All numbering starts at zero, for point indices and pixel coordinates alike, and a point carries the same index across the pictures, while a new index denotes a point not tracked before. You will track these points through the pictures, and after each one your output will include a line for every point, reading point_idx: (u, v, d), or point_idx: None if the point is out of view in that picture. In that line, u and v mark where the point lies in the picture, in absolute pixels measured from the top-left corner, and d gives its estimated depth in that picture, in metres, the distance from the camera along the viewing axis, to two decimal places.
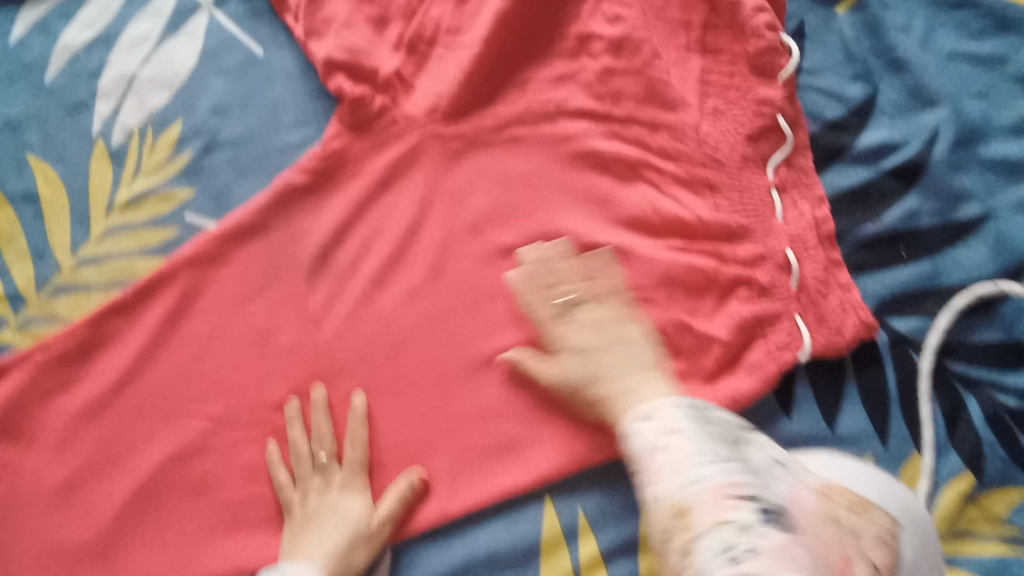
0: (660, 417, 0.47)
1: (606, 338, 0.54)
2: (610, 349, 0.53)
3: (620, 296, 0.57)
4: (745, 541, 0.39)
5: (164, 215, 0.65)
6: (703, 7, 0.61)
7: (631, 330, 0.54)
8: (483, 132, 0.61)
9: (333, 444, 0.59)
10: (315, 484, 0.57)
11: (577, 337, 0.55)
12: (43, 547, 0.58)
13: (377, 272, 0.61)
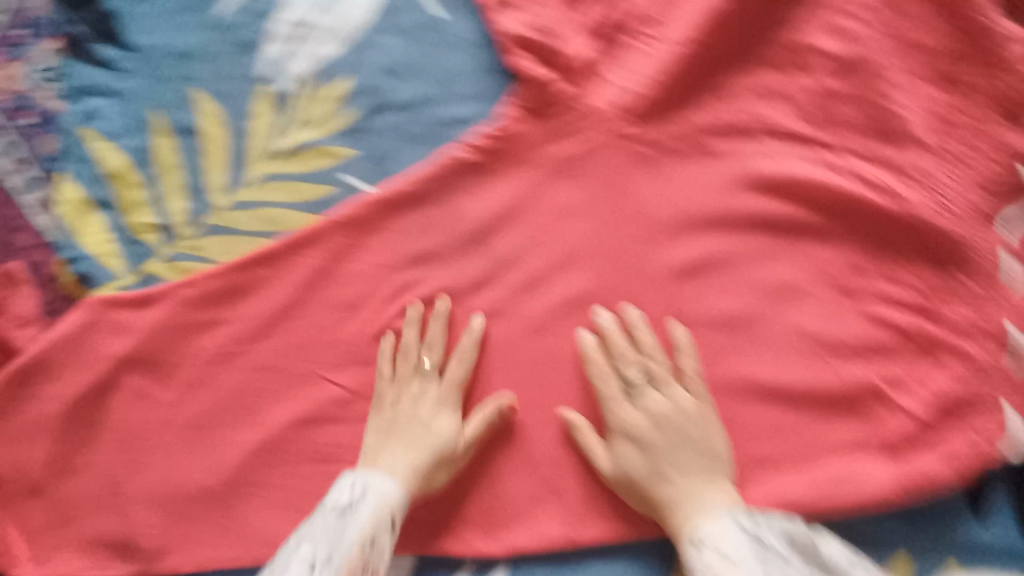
0: (713, 540, 0.46)
1: (674, 431, 0.51)
2: (676, 451, 0.51)
3: (803, 339, 0.53)
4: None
5: (323, 171, 0.62)
6: (957, 36, 0.55)
7: (698, 426, 0.51)
8: (675, 140, 0.57)
9: (440, 354, 0.58)
10: (412, 390, 0.56)
11: (642, 424, 0.52)
12: (169, 480, 0.60)
13: (536, 270, 0.58)
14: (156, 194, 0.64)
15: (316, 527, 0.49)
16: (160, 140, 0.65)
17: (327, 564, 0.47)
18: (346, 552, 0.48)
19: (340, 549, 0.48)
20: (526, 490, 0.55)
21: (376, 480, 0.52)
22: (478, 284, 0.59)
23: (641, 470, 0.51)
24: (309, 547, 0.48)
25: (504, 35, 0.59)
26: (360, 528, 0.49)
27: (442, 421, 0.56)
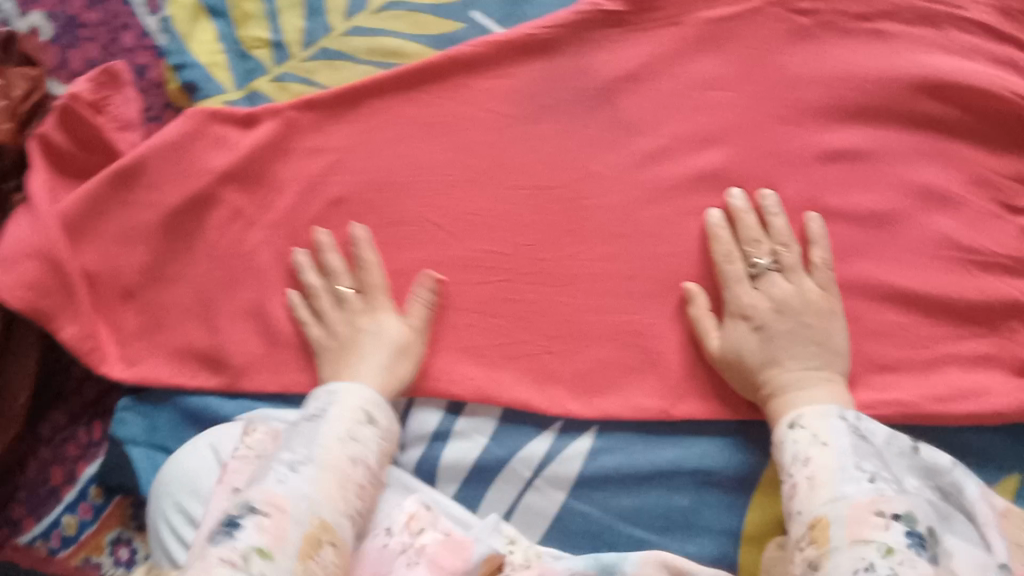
0: (812, 424, 0.45)
1: (796, 322, 0.49)
2: (797, 343, 0.48)
3: (952, 251, 0.50)
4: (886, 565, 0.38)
5: (449, 6, 0.61)
6: None
7: (821, 321, 0.49)
8: (844, 17, 0.53)
9: (346, 271, 0.57)
10: (359, 307, 0.55)
11: (761, 305, 0.49)
12: (261, 302, 0.59)
13: (664, 140, 0.54)
14: (272, 10, 0.63)
15: (289, 433, 0.48)
16: None
17: (312, 461, 0.45)
18: (324, 447, 0.46)
19: (314, 445, 0.46)
20: (620, 364, 0.54)
21: (346, 387, 0.50)
22: (601, 145, 0.55)
23: (755, 356, 0.49)
24: (290, 450, 0.46)
25: None
26: (336, 425, 0.48)
27: (388, 322, 0.54)
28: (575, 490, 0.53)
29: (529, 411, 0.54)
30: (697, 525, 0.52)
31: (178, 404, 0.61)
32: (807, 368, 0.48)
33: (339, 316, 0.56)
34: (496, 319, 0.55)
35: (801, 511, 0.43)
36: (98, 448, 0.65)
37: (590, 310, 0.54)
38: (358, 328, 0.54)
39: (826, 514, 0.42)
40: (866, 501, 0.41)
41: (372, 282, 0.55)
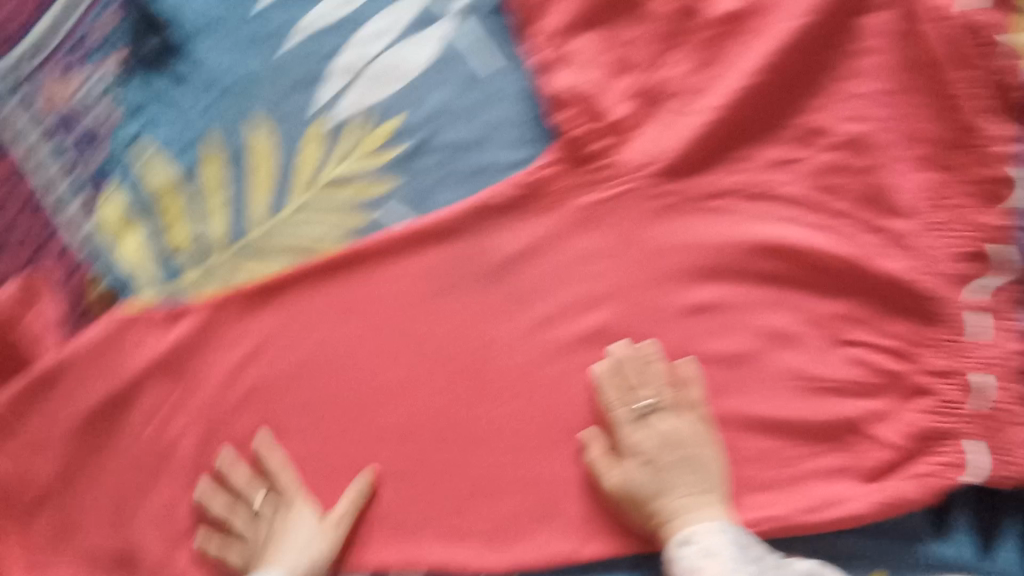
0: (704, 536, 0.53)
1: (677, 454, 0.57)
2: (680, 472, 0.56)
3: (806, 384, 0.59)
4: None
5: (365, 202, 0.64)
6: (942, 121, 0.58)
7: (699, 452, 0.57)
8: (691, 197, 0.62)
9: (263, 481, 0.61)
10: (268, 513, 0.60)
11: (647, 443, 0.57)
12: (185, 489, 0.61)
13: (551, 309, 0.62)
14: (198, 212, 0.65)
15: None
16: (208, 161, 0.66)
17: None
18: None
19: None
20: (530, 510, 0.59)
21: None
22: (499, 316, 0.62)
23: (647, 489, 0.56)
24: None
25: (552, 92, 0.63)
26: None
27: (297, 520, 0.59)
28: None
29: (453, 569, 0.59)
30: None
31: None
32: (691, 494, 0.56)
33: (257, 526, 0.60)
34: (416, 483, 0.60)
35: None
36: None
37: (497, 463, 0.60)
38: (275, 533, 0.59)
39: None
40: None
41: (286, 486, 0.60)
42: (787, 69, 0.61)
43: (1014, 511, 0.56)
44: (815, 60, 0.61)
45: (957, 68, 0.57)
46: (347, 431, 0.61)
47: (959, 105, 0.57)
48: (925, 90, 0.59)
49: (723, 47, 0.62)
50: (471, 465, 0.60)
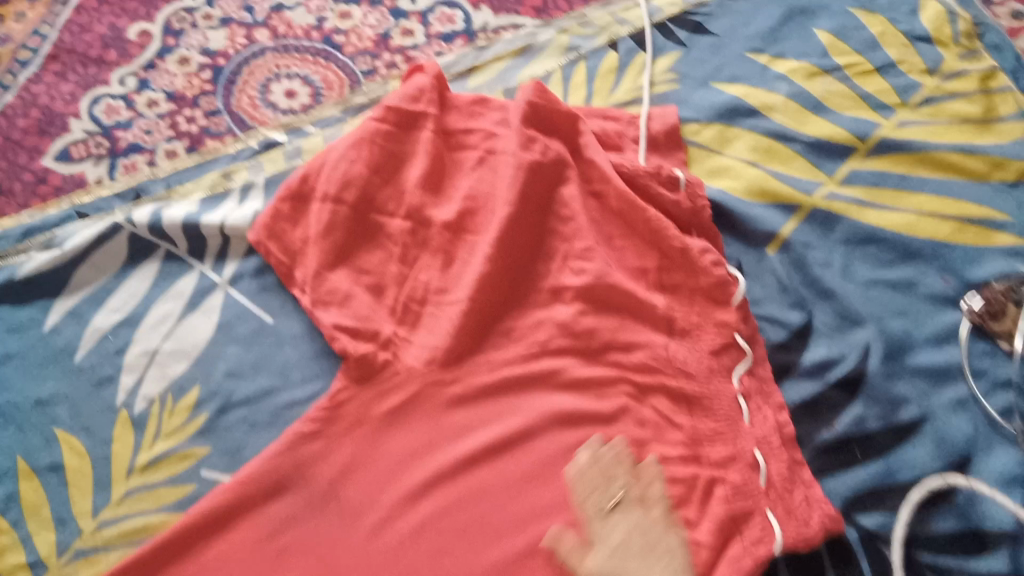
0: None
1: (642, 544, 0.60)
2: (648, 562, 0.59)
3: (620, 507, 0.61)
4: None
5: (182, 473, 0.69)
6: (655, 254, 0.70)
7: (666, 544, 0.60)
8: (477, 375, 0.69)
9: None
10: None
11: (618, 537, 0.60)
12: None
13: (383, 513, 0.65)
14: (23, 533, 0.67)
15: None
16: (23, 483, 0.69)
17: None
18: None
19: None
20: None
21: None
22: (337, 537, 0.65)
23: (625, 564, 0.59)
24: None
25: (325, 328, 0.71)
26: None
27: None
28: None
29: None
30: None
31: None
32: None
33: None
34: None
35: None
36: None
37: None
38: None
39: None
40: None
41: None
42: (518, 247, 0.71)
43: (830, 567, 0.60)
44: (537, 235, 0.72)
45: (651, 210, 0.70)
46: None
47: (666, 236, 0.69)
48: (634, 231, 0.71)
49: (455, 248, 0.74)
50: None
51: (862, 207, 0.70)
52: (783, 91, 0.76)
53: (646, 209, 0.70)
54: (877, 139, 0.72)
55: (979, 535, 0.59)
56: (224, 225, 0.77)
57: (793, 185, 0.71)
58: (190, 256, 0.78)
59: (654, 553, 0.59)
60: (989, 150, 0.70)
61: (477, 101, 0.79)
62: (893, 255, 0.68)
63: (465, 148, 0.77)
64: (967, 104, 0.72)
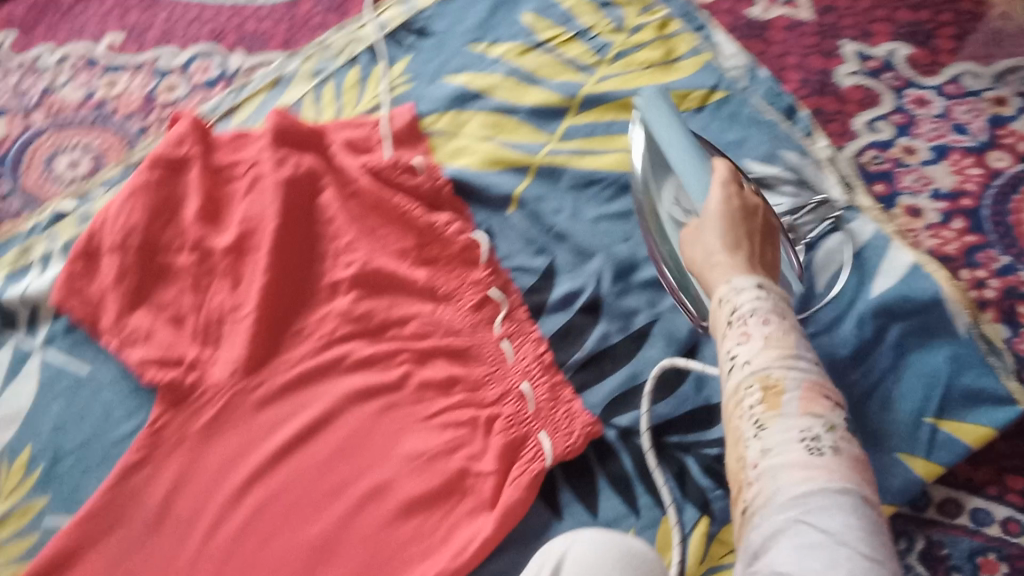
0: (768, 295, 0.57)
1: (757, 224, 0.64)
2: (739, 235, 0.62)
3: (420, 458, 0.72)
4: (828, 439, 0.48)
5: (25, 525, 0.75)
6: (413, 234, 0.79)
7: (755, 235, 0.63)
8: (278, 376, 0.77)
9: None
10: None
11: (728, 202, 0.65)
12: None
13: (212, 514, 0.73)
14: None
15: None
16: None
17: None
18: None
19: None
20: None
21: None
22: (176, 545, 0.73)
23: (710, 228, 0.63)
24: None
25: (134, 364, 0.78)
26: None
27: None
28: None
29: None
30: None
31: None
32: (726, 262, 0.61)
33: None
34: None
35: (752, 365, 0.53)
36: None
37: None
38: None
39: (781, 382, 0.51)
40: (813, 383, 0.51)
41: None
42: (292, 256, 0.80)
43: (594, 464, 0.70)
44: (309, 242, 0.80)
45: (396, 197, 0.80)
46: None
47: (412, 218, 0.79)
48: (392, 219, 0.80)
49: (240, 268, 0.81)
50: None
51: (582, 155, 0.81)
52: (501, 72, 0.87)
53: (394, 197, 0.79)
54: (582, 96, 0.83)
55: (709, 409, 0.70)
56: (26, 296, 0.83)
57: (520, 149, 0.82)
58: (4, 329, 0.83)
59: (751, 237, 0.63)
60: (673, 86, 0.82)
61: (238, 135, 0.87)
62: (611, 191, 0.79)
63: (235, 180, 0.85)
64: (649, 51, 0.85)
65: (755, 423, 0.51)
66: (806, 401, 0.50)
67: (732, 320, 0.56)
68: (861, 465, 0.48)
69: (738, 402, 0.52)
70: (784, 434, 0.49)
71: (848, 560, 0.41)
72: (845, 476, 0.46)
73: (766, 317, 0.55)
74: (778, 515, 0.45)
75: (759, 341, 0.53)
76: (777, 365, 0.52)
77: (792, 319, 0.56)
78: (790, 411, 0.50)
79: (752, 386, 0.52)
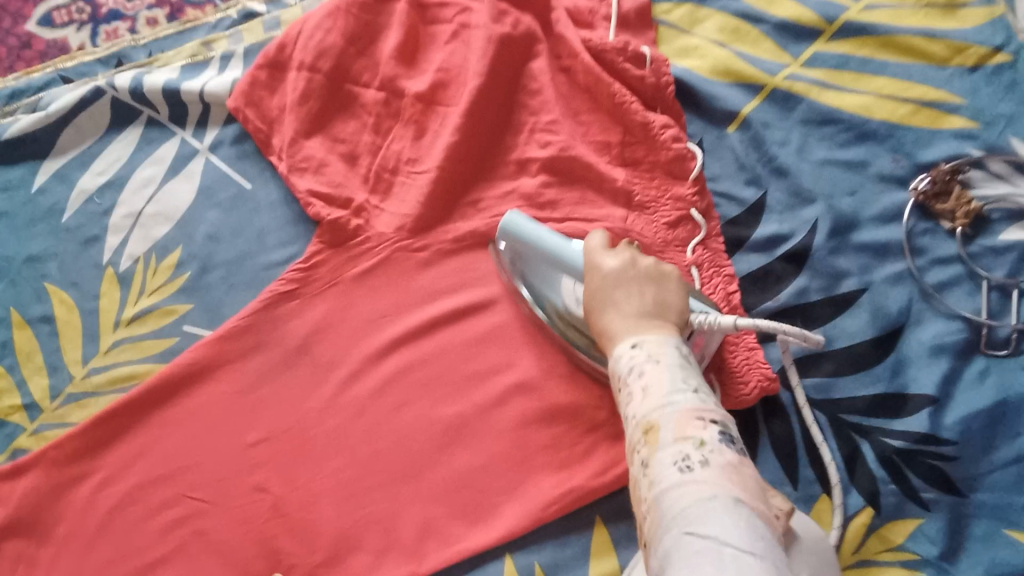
0: (650, 347, 0.52)
1: (625, 285, 0.57)
2: (630, 292, 0.57)
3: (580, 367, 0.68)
4: (699, 454, 0.45)
5: (166, 326, 0.74)
6: (619, 129, 0.72)
7: (643, 304, 0.56)
8: (445, 244, 0.73)
9: None
10: None
11: (613, 269, 0.59)
12: None
13: (351, 366, 0.71)
14: (18, 379, 0.73)
15: None
16: (17, 331, 0.75)
17: None
18: None
19: None
20: (377, 552, 0.65)
21: None
22: (309, 387, 0.71)
23: (613, 292, 0.58)
24: None
25: (301, 194, 0.74)
26: None
27: None
28: None
29: None
30: None
31: None
32: (628, 327, 0.55)
33: None
34: (268, 556, 0.66)
35: (638, 416, 0.49)
36: None
37: (332, 518, 0.66)
38: None
39: (657, 420, 0.48)
40: (690, 409, 0.47)
41: None
42: (485, 121, 0.74)
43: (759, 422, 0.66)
44: (506, 110, 0.74)
45: (616, 84, 0.72)
46: (198, 539, 0.67)
47: (628, 110, 0.71)
48: (600, 106, 0.73)
49: (427, 119, 0.75)
50: (308, 533, 0.66)
51: (824, 89, 0.72)
52: None
53: (612, 85, 0.72)
54: (842, 20, 0.73)
55: (902, 399, 0.64)
56: (202, 92, 0.79)
57: (757, 65, 0.73)
58: (172, 123, 0.80)
59: (641, 287, 0.57)
60: (951, 33, 0.71)
61: None
62: (847, 136, 0.71)
63: (441, 22, 0.78)
64: None
65: (641, 463, 0.47)
66: (679, 430, 0.46)
67: (622, 385, 0.52)
68: (743, 470, 0.44)
69: (632, 452, 0.49)
70: (665, 461, 0.45)
71: (736, 563, 0.38)
72: (724, 486, 0.43)
73: (640, 368, 0.51)
74: (665, 536, 0.42)
75: (639, 392, 0.50)
76: (651, 408, 0.48)
77: (662, 359, 0.51)
78: (665, 442, 0.46)
79: (637, 431, 0.49)
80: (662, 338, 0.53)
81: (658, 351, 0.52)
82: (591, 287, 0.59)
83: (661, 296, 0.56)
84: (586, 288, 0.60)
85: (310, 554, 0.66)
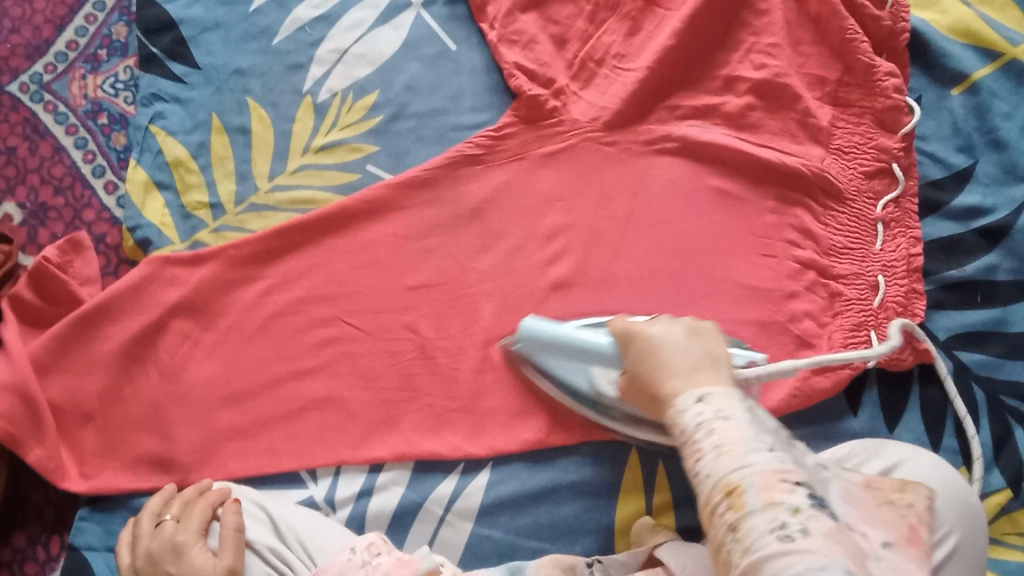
0: (717, 399, 0.46)
1: (672, 351, 0.50)
2: (680, 351, 0.50)
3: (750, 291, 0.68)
4: (797, 522, 0.41)
5: (350, 162, 0.77)
6: (839, 67, 0.71)
7: (697, 357, 0.50)
8: (634, 144, 0.73)
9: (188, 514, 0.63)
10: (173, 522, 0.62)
11: (655, 338, 0.52)
12: (205, 389, 0.71)
13: (518, 239, 0.73)
14: (209, 178, 0.78)
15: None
16: (215, 136, 0.79)
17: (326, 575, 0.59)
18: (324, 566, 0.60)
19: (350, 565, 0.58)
20: (509, 414, 0.69)
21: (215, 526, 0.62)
22: (476, 251, 0.73)
23: (665, 361, 0.50)
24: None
25: (505, 65, 0.76)
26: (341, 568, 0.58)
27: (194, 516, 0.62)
28: (481, 519, 0.66)
29: (437, 461, 0.68)
30: (580, 529, 0.66)
31: (129, 508, 0.69)
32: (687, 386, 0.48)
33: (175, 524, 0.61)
34: (406, 391, 0.70)
35: (712, 476, 0.43)
36: (55, 563, 0.70)
37: (474, 374, 0.70)
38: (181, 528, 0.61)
39: (740, 482, 0.42)
40: (772, 469, 0.43)
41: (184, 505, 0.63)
42: (702, 31, 0.73)
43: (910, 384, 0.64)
44: (727, 25, 0.73)
45: (850, 20, 0.70)
46: (346, 361, 0.71)
47: (856, 49, 0.70)
48: (826, 41, 0.71)
49: (643, 19, 0.75)
50: (448, 381, 0.70)
51: None
52: None
53: (846, 20, 0.70)
54: None
55: None
56: None
57: (999, 32, 0.70)
58: None
59: (693, 342, 0.51)
60: None
61: None
62: None
63: None
64: None
65: (726, 530, 0.42)
66: (768, 494, 0.41)
67: (685, 442, 0.46)
68: (839, 535, 0.41)
69: (704, 512, 0.43)
70: (766, 534, 0.40)
71: None
72: (832, 555, 0.39)
73: (712, 424, 0.45)
74: None
75: (710, 451, 0.44)
76: (732, 467, 0.43)
77: (730, 409, 0.45)
78: (759, 512, 0.41)
79: (716, 493, 0.43)
80: (715, 390, 0.47)
81: (715, 399, 0.46)
82: (641, 361, 0.52)
83: (712, 344, 0.50)
84: (634, 366, 0.53)
85: (450, 399, 0.69)
